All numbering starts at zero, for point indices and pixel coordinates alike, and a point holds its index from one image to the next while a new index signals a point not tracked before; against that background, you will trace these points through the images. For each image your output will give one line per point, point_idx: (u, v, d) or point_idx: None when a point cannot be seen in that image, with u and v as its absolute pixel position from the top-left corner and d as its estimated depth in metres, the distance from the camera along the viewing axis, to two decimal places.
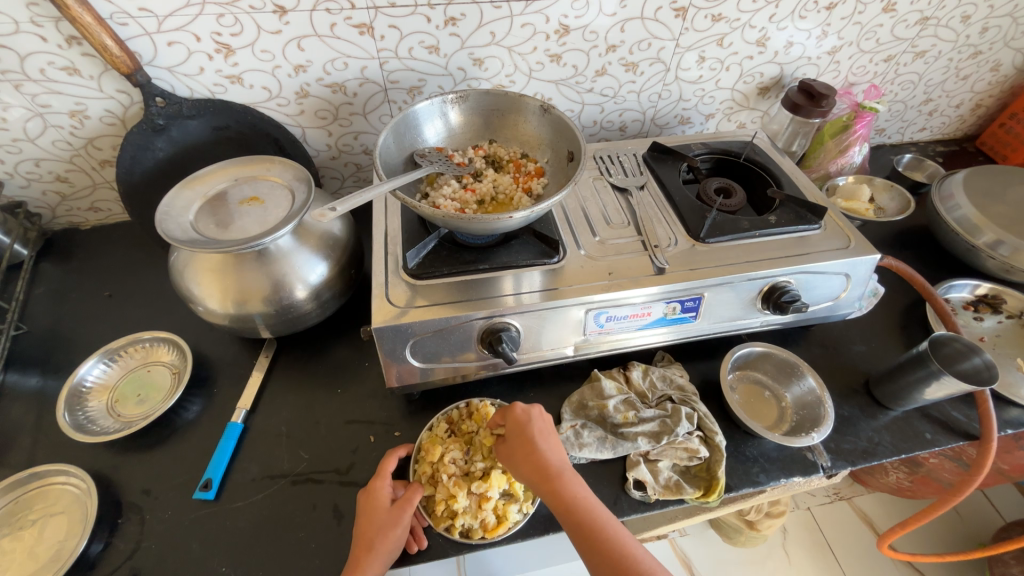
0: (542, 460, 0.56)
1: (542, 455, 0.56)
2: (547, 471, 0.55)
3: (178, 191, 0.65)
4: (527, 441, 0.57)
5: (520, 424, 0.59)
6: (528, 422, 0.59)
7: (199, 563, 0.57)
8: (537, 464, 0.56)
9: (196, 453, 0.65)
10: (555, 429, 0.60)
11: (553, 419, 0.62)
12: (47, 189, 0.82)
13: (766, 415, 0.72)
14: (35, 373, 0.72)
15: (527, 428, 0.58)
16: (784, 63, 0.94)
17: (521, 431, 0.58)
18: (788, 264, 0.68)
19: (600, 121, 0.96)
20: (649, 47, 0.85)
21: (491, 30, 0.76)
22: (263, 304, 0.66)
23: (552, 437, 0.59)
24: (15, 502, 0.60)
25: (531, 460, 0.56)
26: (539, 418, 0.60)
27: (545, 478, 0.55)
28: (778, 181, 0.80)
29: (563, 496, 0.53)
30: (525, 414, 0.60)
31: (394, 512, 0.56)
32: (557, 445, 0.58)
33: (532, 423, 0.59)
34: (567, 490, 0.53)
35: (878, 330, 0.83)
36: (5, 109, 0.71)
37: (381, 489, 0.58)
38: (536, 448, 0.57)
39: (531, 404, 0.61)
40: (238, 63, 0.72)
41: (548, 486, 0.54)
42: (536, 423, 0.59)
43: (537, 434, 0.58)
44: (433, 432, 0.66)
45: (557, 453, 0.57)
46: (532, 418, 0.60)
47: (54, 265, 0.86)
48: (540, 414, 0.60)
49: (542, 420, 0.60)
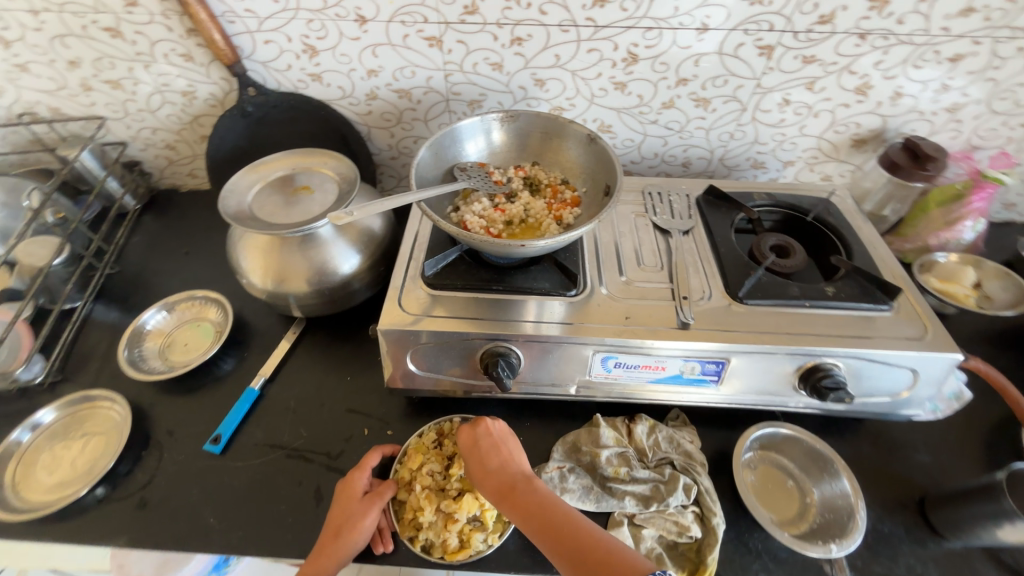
0: (496, 473, 0.56)
1: (495, 471, 0.57)
2: (500, 486, 0.55)
3: (244, 173, 0.73)
4: (477, 459, 0.58)
5: (469, 445, 0.60)
6: (475, 441, 0.60)
7: (194, 507, 0.63)
8: (492, 481, 0.56)
9: (216, 407, 0.72)
10: (509, 439, 0.60)
11: (505, 428, 0.61)
12: (159, 153, 0.96)
13: (784, 509, 0.64)
14: (116, 308, 0.84)
15: (477, 446, 0.59)
16: (889, 115, 0.83)
17: (471, 452, 0.59)
18: (838, 345, 0.60)
19: (662, 153, 0.91)
20: (725, 83, 0.79)
21: (556, 52, 0.76)
22: (297, 285, 0.71)
23: (503, 449, 0.59)
24: (71, 417, 0.70)
25: (486, 476, 0.57)
26: (486, 432, 0.60)
27: (502, 494, 0.55)
28: (849, 249, 0.71)
29: (519, 506, 0.53)
30: (473, 433, 0.60)
31: (366, 501, 0.58)
32: (511, 457, 0.58)
33: (479, 440, 0.59)
34: (522, 500, 0.53)
35: (952, 441, 0.70)
36: (136, 85, 0.84)
37: (356, 479, 0.60)
38: (485, 467, 0.57)
39: (477, 421, 0.61)
40: (320, 63, 0.79)
41: (505, 501, 0.54)
42: (484, 441, 0.59)
43: (484, 452, 0.58)
44: (421, 439, 0.67)
45: (510, 465, 0.57)
46: (478, 435, 0.60)
47: (152, 218, 0.99)
48: (489, 429, 0.60)
49: (490, 434, 0.60)
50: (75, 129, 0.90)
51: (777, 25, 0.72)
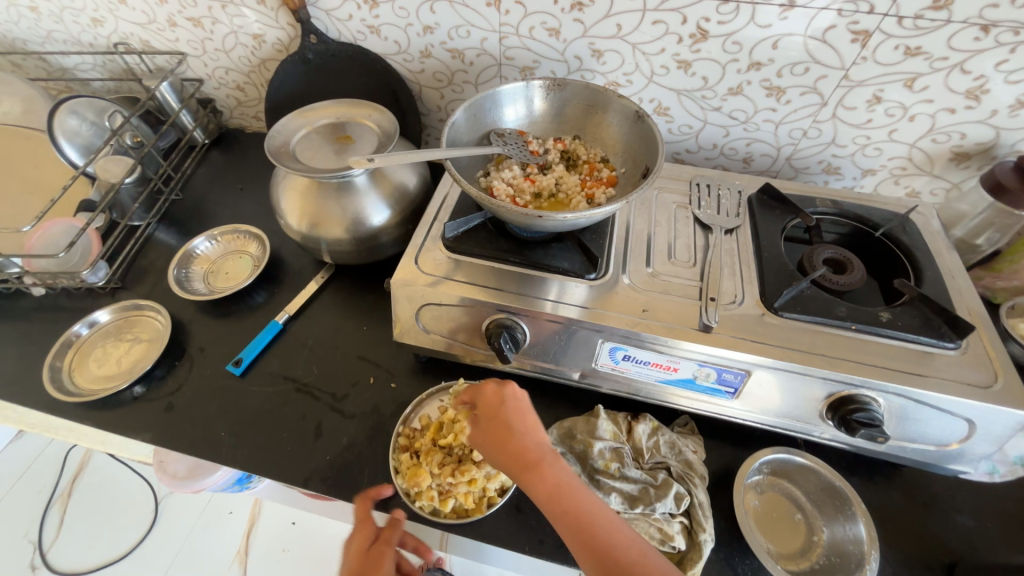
0: (523, 440, 0.50)
1: (518, 441, 0.50)
2: (525, 455, 0.49)
3: (292, 117, 0.75)
4: (501, 422, 0.52)
5: (494, 405, 0.54)
6: (501, 401, 0.54)
7: (210, 420, 0.68)
8: (514, 449, 0.50)
9: (243, 334, 0.77)
10: (532, 410, 0.54)
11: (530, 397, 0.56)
12: (230, 94, 1.02)
13: (785, 541, 0.59)
14: (175, 231, 0.92)
15: (500, 412, 0.53)
16: (1004, 128, 0.70)
17: (494, 412, 0.54)
18: (880, 378, 0.53)
19: (722, 145, 0.84)
20: (805, 72, 0.71)
21: (618, 22, 0.71)
22: (328, 231, 0.74)
23: (529, 416, 0.53)
24: (123, 320, 0.79)
25: (507, 446, 0.51)
26: (514, 396, 0.55)
27: (523, 464, 0.49)
28: (918, 274, 0.62)
29: (545, 482, 0.47)
30: (498, 395, 0.55)
31: (377, 554, 0.55)
32: (535, 427, 0.52)
33: (505, 401, 0.54)
34: (549, 476, 0.48)
35: (1006, 511, 0.61)
36: (214, 25, 0.89)
37: (360, 534, 0.56)
38: (511, 432, 0.51)
39: (504, 381, 0.56)
40: (379, 16, 0.79)
41: (526, 472, 0.48)
42: (510, 403, 0.54)
43: (511, 415, 0.53)
44: (405, 467, 0.62)
45: (533, 437, 0.51)
46: (504, 397, 0.54)
47: (218, 153, 1.06)
48: (516, 394, 0.55)
49: (518, 399, 0.54)
50: (161, 62, 0.98)
51: (879, 8, 0.62)
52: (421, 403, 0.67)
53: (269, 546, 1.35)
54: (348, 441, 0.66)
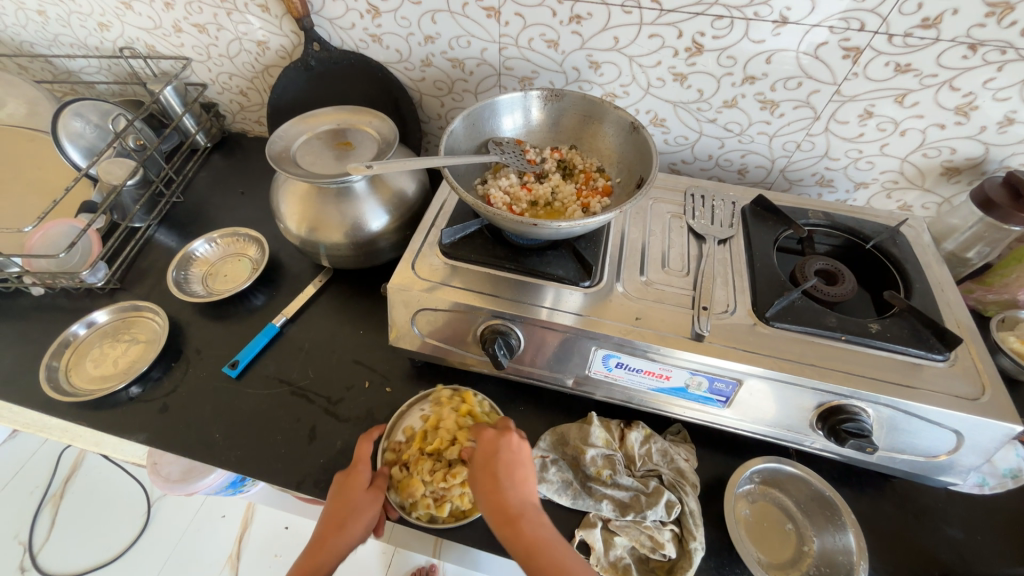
0: (509, 494, 0.53)
1: (505, 493, 0.53)
2: (509, 510, 0.52)
3: (294, 123, 0.76)
4: (491, 473, 0.54)
5: (487, 454, 0.56)
6: (495, 451, 0.56)
7: (204, 421, 0.68)
8: (499, 502, 0.52)
9: (240, 337, 0.78)
10: (526, 461, 0.56)
11: (527, 450, 0.58)
12: (233, 98, 1.03)
13: (775, 550, 0.59)
14: (176, 233, 0.92)
15: (493, 460, 0.55)
16: (993, 143, 0.71)
17: (486, 462, 0.55)
18: (869, 388, 0.54)
19: (717, 156, 0.85)
20: (798, 86, 0.72)
21: (615, 35, 0.72)
22: (327, 236, 0.75)
23: (520, 470, 0.55)
24: (121, 321, 0.79)
25: (494, 496, 0.53)
26: (509, 447, 0.56)
27: (506, 518, 0.51)
28: (908, 286, 0.63)
29: (523, 539, 0.50)
30: (494, 442, 0.57)
31: (372, 495, 0.57)
32: (523, 481, 0.55)
33: (500, 452, 0.56)
34: (528, 532, 0.50)
35: (997, 524, 0.61)
36: (219, 31, 0.90)
37: (359, 473, 0.58)
38: (499, 484, 0.53)
39: (503, 430, 0.58)
40: (381, 25, 0.81)
41: (508, 526, 0.51)
42: (504, 455, 0.55)
43: (503, 467, 0.55)
44: (397, 479, 0.61)
45: (519, 490, 0.53)
46: (500, 447, 0.56)
47: (220, 157, 1.08)
48: (511, 444, 0.56)
49: (512, 451, 0.56)
50: (166, 67, 0.99)
51: (870, 26, 0.64)
52: (401, 416, 0.66)
53: (261, 551, 1.34)
54: (341, 445, 0.66)
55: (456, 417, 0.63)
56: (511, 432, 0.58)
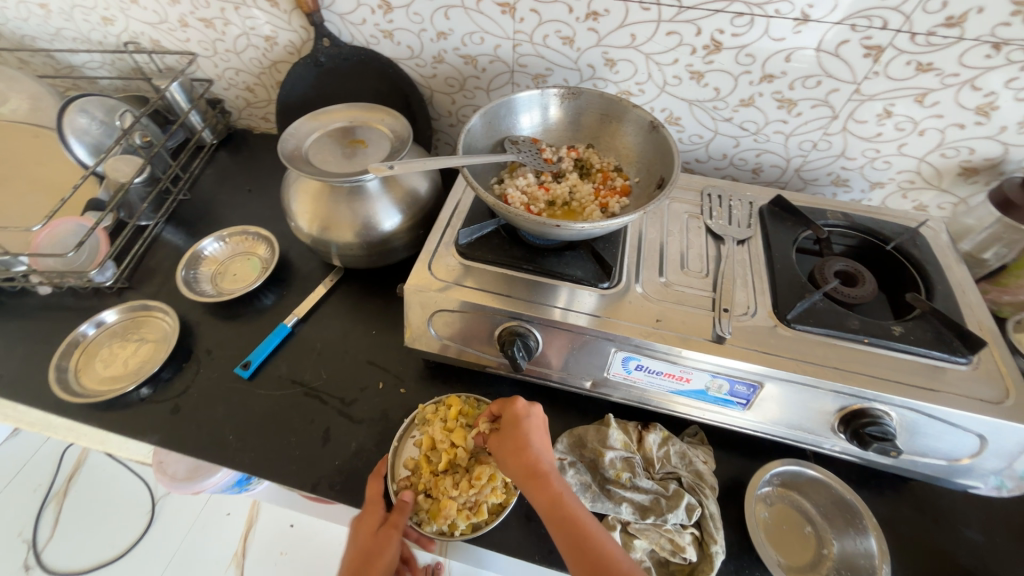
0: (536, 454, 0.53)
1: (531, 451, 0.53)
2: (536, 467, 0.52)
3: (306, 120, 0.75)
4: (519, 435, 0.54)
5: (515, 417, 0.56)
6: (522, 414, 0.56)
7: (217, 423, 0.67)
8: (526, 460, 0.52)
9: (251, 337, 0.77)
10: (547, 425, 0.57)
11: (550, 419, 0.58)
12: (239, 94, 1.02)
13: (795, 553, 0.59)
14: (183, 231, 0.91)
15: (520, 420, 0.55)
16: (1013, 144, 0.71)
17: (515, 425, 0.55)
18: (894, 391, 0.53)
19: (731, 155, 0.84)
20: (817, 85, 0.71)
21: (632, 32, 0.71)
22: (339, 235, 0.74)
23: (545, 435, 0.55)
24: (130, 320, 0.78)
25: (520, 455, 0.53)
26: (536, 413, 0.57)
27: (532, 474, 0.51)
28: (930, 288, 0.63)
29: (548, 493, 0.50)
30: (522, 407, 0.57)
31: (386, 533, 0.57)
32: (546, 443, 0.55)
33: (529, 416, 0.56)
34: (554, 487, 0.50)
35: (1014, 525, 0.61)
36: (226, 25, 0.89)
37: (371, 513, 0.59)
38: (527, 442, 0.53)
39: (530, 400, 0.58)
40: (393, 20, 0.79)
41: (534, 481, 0.51)
42: (533, 419, 0.56)
43: (531, 429, 0.55)
44: (429, 506, 0.60)
45: (543, 450, 0.54)
46: (529, 412, 0.56)
47: (226, 154, 1.06)
48: (536, 411, 0.57)
49: (539, 416, 0.56)
50: (171, 62, 0.98)
51: (892, 24, 0.63)
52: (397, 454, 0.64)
53: (267, 549, 1.33)
54: (356, 446, 0.65)
55: (446, 426, 0.63)
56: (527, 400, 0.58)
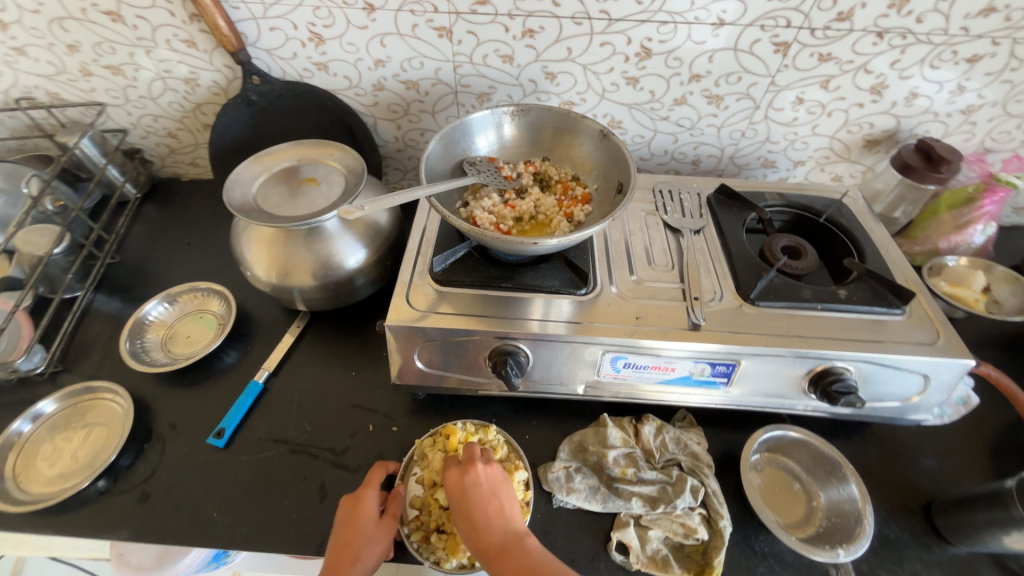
0: (488, 530, 0.54)
1: (485, 532, 0.53)
2: (492, 546, 0.53)
3: (249, 163, 0.71)
4: (465, 514, 0.55)
5: (456, 495, 0.56)
6: (463, 490, 0.56)
7: (196, 502, 0.62)
8: (481, 541, 0.53)
9: (219, 401, 0.71)
10: (499, 489, 0.57)
11: (495, 475, 0.58)
12: (160, 141, 0.94)
13: (790, 511, 0.63)
14: (117, 298, 0.83)
15: (465, 500, 0.55)
16: (903, 116, 0.81)
17: (457, 504, 0.55)
18: (851, 349, 0.59)
19: (672, 151, 0.90)
20: (738, 80, 0.78)
21: (568, 46, 0.74)
22: (303, 279, 0.70)
23: (493, 502, 0.56)
24: (72, 408, 0.69)
25: (475, 540, 0.53)
26: (476, 482, 0.57)
27: (492, 556, 0.52)
28: (862, 251, 0.70)
29: (511, 573, 0.51)
30: (461, 482, 0.57)
31: (383, 525, 0.57)
32: (499, 512, 0.55)
33: (467, 490, 0.56)
34: (515, 563, 0.51)
35: (958, 446, 0.70)
36: (136, 70, 0.82)
37: (369, 498, 0.58)
38: (478, 524, 0.54)
39: (466, 466, 0.58)
40: (326, 52, 0.77)
41: (495, 564, 0.52)
42: (473, 492, 0.56)
43: (475, 505, 0.55)
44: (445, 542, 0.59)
45: (499, 522, 0.55)
46: (467, 484, 0.56)
47: (153, 207, 0.98)
48: (483, 479, 0.57)
49: (479, 484, 0.56)
50: (75, 115, 0.88)
51: (794, 22, 0.70)
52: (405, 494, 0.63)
53: None
54: None
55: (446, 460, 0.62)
56: (476, 465, 0.58)
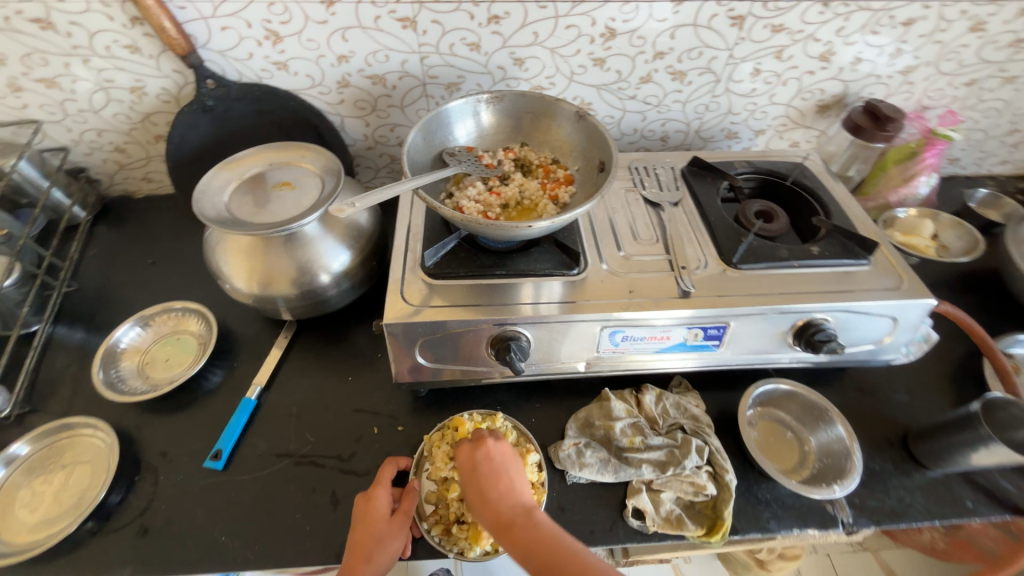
0: (496, 504, 0.53)
1: (494, 504, 0.53)
2: (500, 518, 0.52)
3: (216, 171, 0.68)
4: (476, 488, 0.55)
5: (467, 470, 0.56)
6: (474, 465, 0.56)
7: (201, 528, 0.60)
8: (490, 514, 0.53)
9: (211, 423, 0.68)
10: (511, 465, 0.57)
11: (506, 451, 0.58)
12: (107, 157, 0.88)
13: (785, 458, 0.68)
14: (80, 328, 0.78)
15: (474, 474, 0.56)
16: (849, 80, 0.87)
17: (468, 479, 0.56)
18: (828, 300, 0.63)
19: (641, 129, 0.92)
20: (699, 55, 0.81)
21: (534, 30, 0.75)
22: (287, 287, 0.68)
23: (504, 476, 0.56)
24: (49, 448, 0.65)
25: (485, 512, 0.53)
26: (487, 457, 0.57)
27: (501, 527, 0.52)
28: (827, 209, 0.75)
29: (519, 544, 0.50)
30: (472, 456, 0.57)
31: (395, 522, 0.56)
32: (509, 487, 0.55)
33: (478, 466, 0.56)
34: (523, 535, 0.51)
35: (924, 380, 0.76)
36: (74, 82, 0.76)
37: (380, 498, 0.57)
38: (486, 497, 0.54)
39: (477, 442, 0.58)
40: (285, 51, 0.74)
41: (504, 534, 0.51)
42: (484, 466, 0.56)
43: (484, 479, 0.55)
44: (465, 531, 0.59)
45: (509, 496, 0.54)
46: (478, 459, 0.57)
47: (106, 229, 0.92)
48: (495, 453, 0.57)
49: (490, 459, 0.57)
50: (6, 136, 0.81)
51: None
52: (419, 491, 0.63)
53: None
54: None
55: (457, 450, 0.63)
56: (487, 441, 0.58)
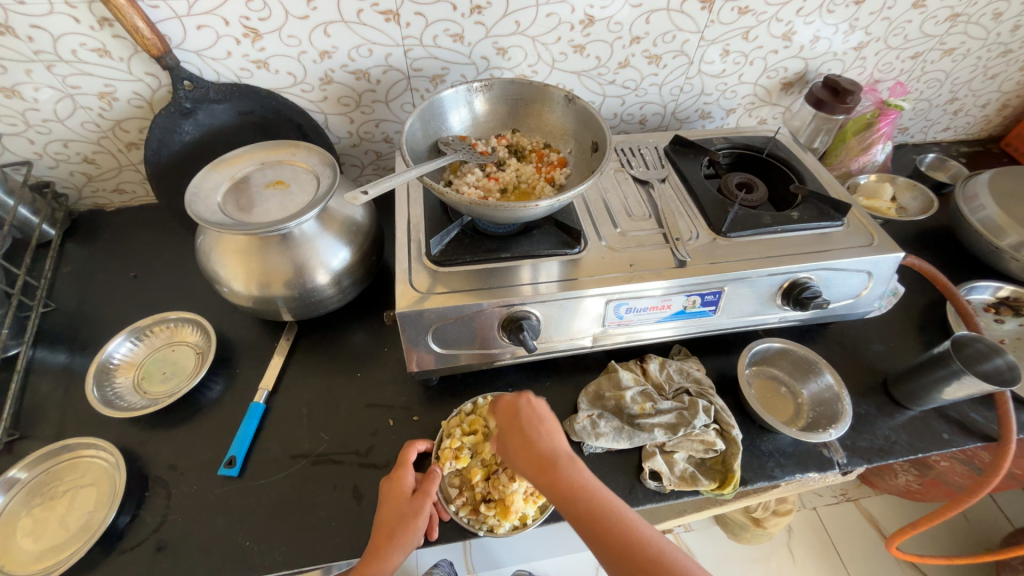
0: (539, 448, 0.53)
1: (538, 445, 0.54)
2: (543, 462, 0.52)
3: (206, 173, 0.67)
4: (520, 431, 0.56)
5: (513, 413, 0.57)
6: (518, 409, 0.57)
7: (223, 536, 0.58)
8: (533, 455, 0.53)
9: (219, 432, 0.67)
10: (552, 415, 0.58)
11: (550, 406, 0.59)
12: (74, 170, 0.83)
13: (782, 411, 0.72)
14: (63, 349, 0.74)
15: (518, 416, 0.57)
16: (809, 58, 0.92)
17: (512, 422, 0.57)
18: (811, 260, 0.68)
19: (621, 113, 0.95)
20: (673, 39, 0.84)
21: (515, 19, 0.76)
22: (285, 287, 0.67)
23: (547, 423, 0.56)
24: (47, 472, 0.62)
25: (527, 451, 0.54)
26: (531, 405, 0.58)
27: (542, 468, 0.52)
28: (800, 177, 0.80)
29: (561, 485, 0.50)
30: (518, 401, 0.58)
31: (416, 501, 0.57)
32: (552, 432, 0.55)
33: (522, 411, 0.57)
34: (565, 478, 0.51)
35: (896, 329, 0.83)
36: (36, 89, 0.72)
37: (403, 477, 0.59)
38: (529, 439, 0.54)
39: (522, 391, 0.59)
40: (265, 48, 0.73)
41: (545, 475, 0.52)
42: (529, 411, 0.57)
43: (529, 423, 0.56)
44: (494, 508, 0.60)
45: (551, 440, 0.54)
46: (523, 404, 0.57)
47: (78, 245, 0.87)
48: (536, 400, 0.58)
49: (533, 407, 0.57)
50: None
51: None
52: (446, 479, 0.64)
53: None
54: None
55: (471, 437, 0.64)
56: (530, 392, 0.59)
